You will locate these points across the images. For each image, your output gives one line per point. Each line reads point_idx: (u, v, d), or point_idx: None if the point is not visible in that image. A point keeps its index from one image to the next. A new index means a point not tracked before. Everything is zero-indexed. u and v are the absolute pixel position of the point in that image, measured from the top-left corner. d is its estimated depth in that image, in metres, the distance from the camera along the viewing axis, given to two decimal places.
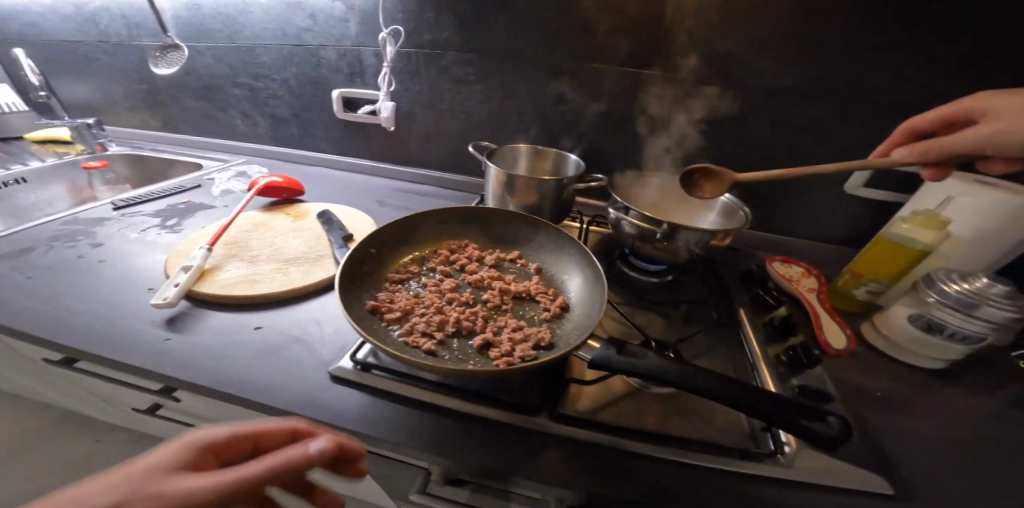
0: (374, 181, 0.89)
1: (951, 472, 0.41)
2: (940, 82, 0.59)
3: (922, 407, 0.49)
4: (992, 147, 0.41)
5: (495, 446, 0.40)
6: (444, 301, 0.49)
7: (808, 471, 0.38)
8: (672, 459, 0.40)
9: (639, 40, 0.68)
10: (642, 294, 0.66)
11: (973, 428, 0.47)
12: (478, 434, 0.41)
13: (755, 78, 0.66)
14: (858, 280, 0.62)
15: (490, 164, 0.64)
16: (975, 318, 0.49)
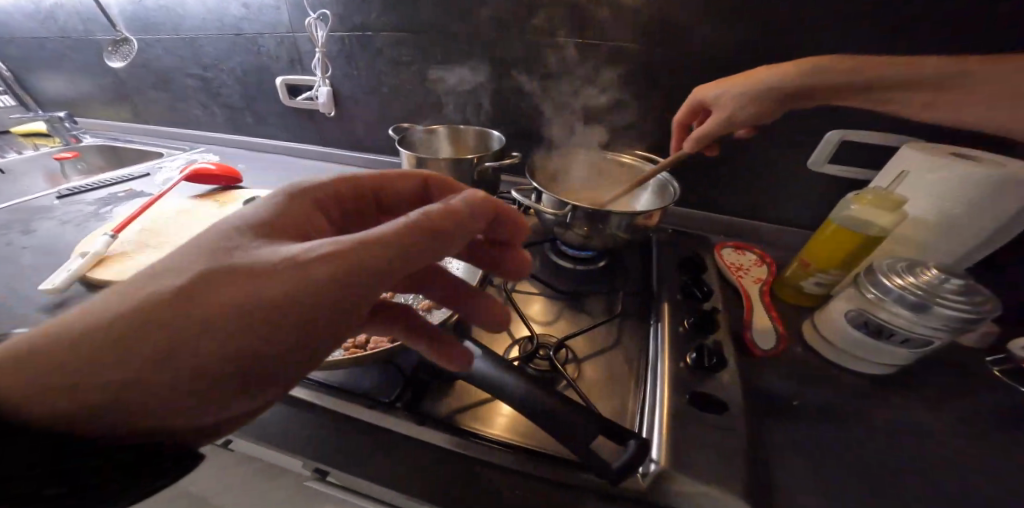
0: (325, 166, 0.91)
1: (843, 501, 0.36)
2: (898, 42, 0.51)
3: (843, 423, 0.43)
4: (775, 83, 0.50)
5: (340, 442, 0.39)
6: None
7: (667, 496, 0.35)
8: (520, 472, 0.37)
9: (565, 11, 0.62)
10: (565, 284, 0.62)
11: (898, 451, 0.41)
12: (327, 431, 0.40)
13: (694, 48, 0.59)
14: (806, 269, 0.54)
15: (401, 148, 0.60)
16: (918, 317, 0.41)
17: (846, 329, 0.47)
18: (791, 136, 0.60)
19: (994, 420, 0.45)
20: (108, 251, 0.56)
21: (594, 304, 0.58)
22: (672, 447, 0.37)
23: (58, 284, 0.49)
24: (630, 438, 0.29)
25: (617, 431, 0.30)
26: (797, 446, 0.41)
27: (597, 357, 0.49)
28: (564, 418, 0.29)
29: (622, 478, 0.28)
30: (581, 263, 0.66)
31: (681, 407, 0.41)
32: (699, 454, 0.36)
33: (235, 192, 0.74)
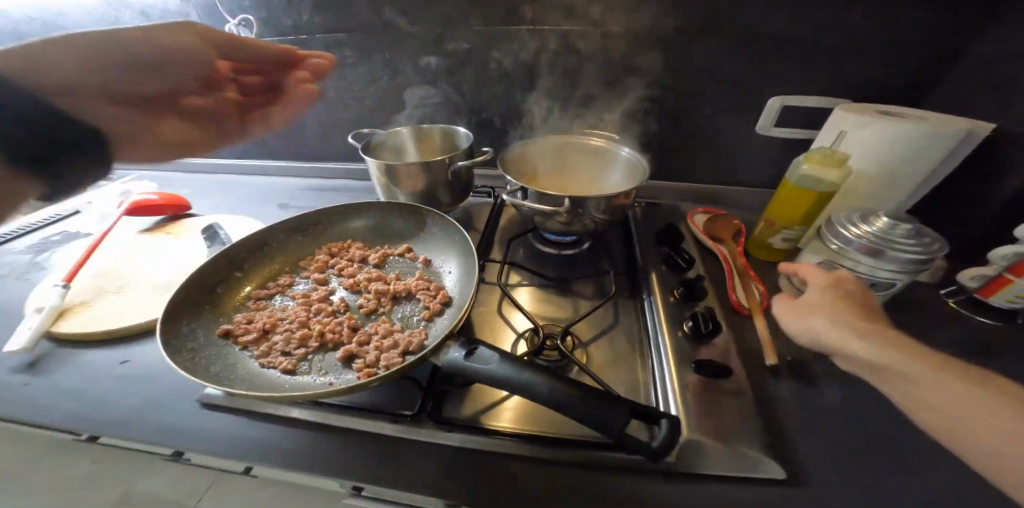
0: (279, 181, 0.84)
1: (841, 434, 0.40)
2: (815, 10, 0.55)
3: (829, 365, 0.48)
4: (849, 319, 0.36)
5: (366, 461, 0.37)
6: (312, 312, 0.44)
7: (692, 464, 0.36)
8: (550, 461, 0.36)
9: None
10: (553, 271, 0.62)
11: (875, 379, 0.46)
12: (356, 450, 0.38)
13: (634, 28, 0.62)
14: (772, 227, 0.59)
15: (368, 159, 0.58)
16: (875, 261, 0.46)
17: None
18: (737, 104, 0.65)
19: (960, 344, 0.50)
20: (66, 303, 0.48)
21: (587, 287, 0.59)
22: (692, 418, 0.38)
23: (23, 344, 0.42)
24: (663, 418, 0.32)
25: (651, 411, 0.31)
26: (794, 393, 0.44)
27: (600, 337, 0.51)
28: (599, 410, 0.31)
29: (661, 454, 0.31)
30: (569, 249, 0.66)
31: (692, 377, 0.43)
32: (719, 420, 0.38)
33: (186, 222, 0.68)
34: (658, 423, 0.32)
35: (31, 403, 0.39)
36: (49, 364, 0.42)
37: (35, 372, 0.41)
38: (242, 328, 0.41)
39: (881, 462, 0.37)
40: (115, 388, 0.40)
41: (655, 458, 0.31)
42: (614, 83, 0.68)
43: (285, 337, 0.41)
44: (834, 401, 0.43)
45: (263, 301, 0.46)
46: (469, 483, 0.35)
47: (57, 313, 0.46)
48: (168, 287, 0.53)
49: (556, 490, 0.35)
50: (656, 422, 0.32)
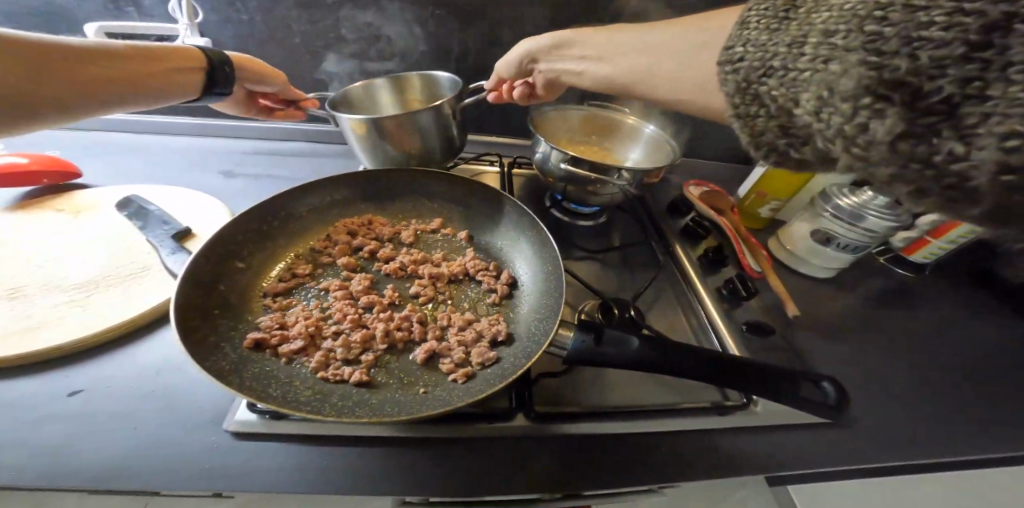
0: (207, 142, 0.62)
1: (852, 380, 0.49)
2: None
3: (823, 321, 0.57)
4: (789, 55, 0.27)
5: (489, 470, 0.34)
6: (360, 307, 0.36)
7: (771, 415, 0.42)
8: (658, 433, 0.39)
9: None
10: (581, 243, 0.61)
11: (853, 329, 0.57)
12: (461, 459, 0.34)
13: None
14: (763, 199, 0.66)
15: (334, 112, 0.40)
16: (861, 228, 0.55)
17: (809, 243, 0.60)
18: None
19: (889, 291, 0.65)
20: None
21: (618, 257, 0.59)
22: None
23: None
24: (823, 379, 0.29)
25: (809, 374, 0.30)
26: (812, 348, 0.52)
27: (650, 306, 0.52)
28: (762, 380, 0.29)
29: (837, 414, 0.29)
30: (586, 219, 0.65)
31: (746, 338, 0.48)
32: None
33: (79, 193, 0.48)
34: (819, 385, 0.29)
35: None
36: None
37: None
38: (277, 336, 0.31)
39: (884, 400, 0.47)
40: (75, 426, 0.30)
41: (833, 421, 0.29)
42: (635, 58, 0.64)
43: (342, 342, 0.32)
44: (836, 350, 0.53)
45: (285, 297, 0.35)
46: (593, 474, 0.35)
47: None
48: (98, 292, 0.39)
49: (678, 457, 0.38)
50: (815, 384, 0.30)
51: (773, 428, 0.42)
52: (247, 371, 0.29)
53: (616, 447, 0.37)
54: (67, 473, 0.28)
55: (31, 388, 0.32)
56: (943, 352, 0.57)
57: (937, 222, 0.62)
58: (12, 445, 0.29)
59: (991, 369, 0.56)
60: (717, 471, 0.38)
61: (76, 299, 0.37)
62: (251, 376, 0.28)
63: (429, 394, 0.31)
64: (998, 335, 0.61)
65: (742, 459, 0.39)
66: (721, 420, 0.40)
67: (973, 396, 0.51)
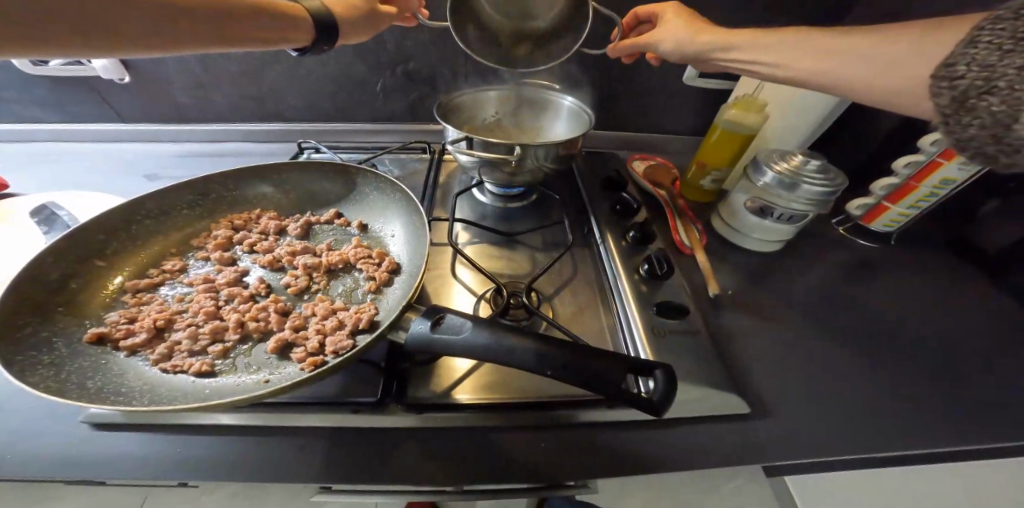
0: (139, 148, 0.64)
1: (777, 364, 0.46)
2: None
3: (761, 301, 0.53)
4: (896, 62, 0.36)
5: (349, 464, 0.34)
6: (220, 300, 0.36)
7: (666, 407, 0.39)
8: (539, 425, 0.38)
9: None
10: (505, 226, 0.59)
11: (793, 309, 0.53)
12: (322, 452, 0.35)
13: None
14: (703, 170, 0.62)
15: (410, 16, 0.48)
16: (793, 196, 0.50)
17: (745, 216, 0.56)
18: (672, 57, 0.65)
19: (849, 267, 0.60)
20: None
21: (541, 239, 0.57)
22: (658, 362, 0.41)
23: None
24: (655, 368, 0.28)
25: (643, 363, 0.28)
26: (739, 329, 0.49)
27: (562, 290, 0.50)
28: (589, 366, 0.27)
29: (660, 408, 0.27)
30: (515, 201, 0.63)
31: (657, 320, 0.45)
32: (689, 360, 0.42)
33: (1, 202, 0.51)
34: (650, 373, 0.28)
35: None
36: None
37: None
38: (121, 329, 0.32)
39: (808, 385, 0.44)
40: None
41: (654, 416, 0.27)
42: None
43: (189, 334, 0.32)
44: (769, 331, 0.50)
45: (146, 292, 0.35)
46: (457, 465, 0.35)
47: None
48: None
49: (555, 452, 0.37)
50: (649, 375, 0.28)
51: (670, 421, 0.39)
52: (74, 366, 0.29)
53: (489, 441, 0.37)
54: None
55: None
56: (898, 333, 0.52)
57: (896, 184, 0.57)
58: None
59: (953, 348, 0.51)
60: (595, 466, 0.36)
61: None
62: (76, 370, 0.29)
63: (269, 383, 0.31)
64: (972, 311, 0.55)
65: (627, 451, 0.37)
66: (609, 413, 0.39)
67: (924, 381, 0.46)
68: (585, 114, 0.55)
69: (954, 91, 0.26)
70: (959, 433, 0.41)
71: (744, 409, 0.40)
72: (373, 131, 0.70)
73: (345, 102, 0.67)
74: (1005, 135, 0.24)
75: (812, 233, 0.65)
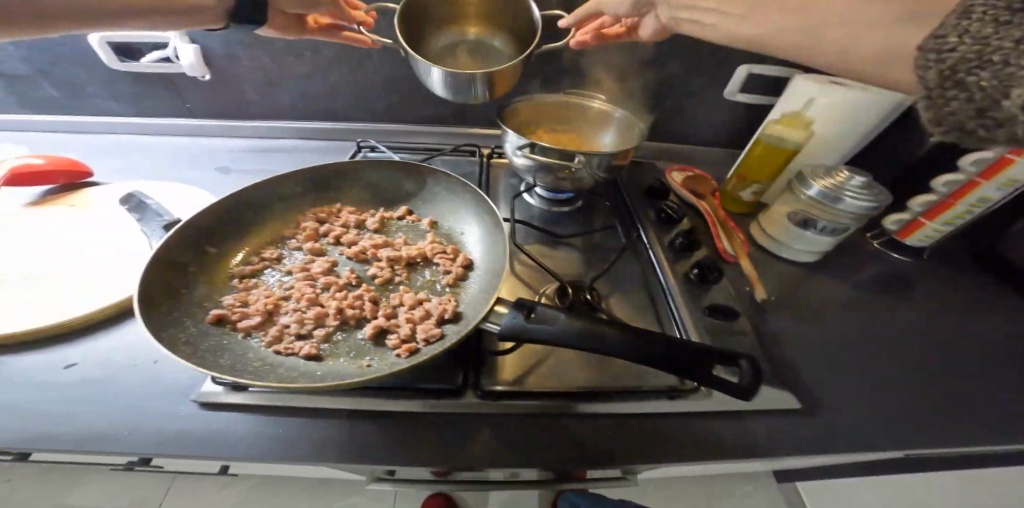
0: (206, 142, 0.67)
1: (823, 367, 0.48)
2: None
3: (803, 307, 0.56)
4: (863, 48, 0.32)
5: (433, 444, 0.37)
6: (318, 288, 0.39)
7: (726, 401, 0.42)
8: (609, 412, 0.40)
9: None
10: (555, 228, 0.61)
11: (834, 316, 0.55)
12: (410, 432, 0.37)
13: None
14: (744, 182, 0.64)
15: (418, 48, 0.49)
16: (837, 210, 0.53)
17: (786, 227, 0.59)
18: (716, 72, 0.68)
19: (883, 278, 0.63)
20: None
21: (591, 242, 0.60)
22: None
23: None
24: (741, 357, 0.31)
25: (729, 353, 0.31)
26: (785, 333, 0.51)
27: (616, 290, 0.52)
28: (680, 355, 0.30)
29: (750, 394, 0.30)
30: (562, 205, 0.66)
31: (710, 322, 0.48)
32: None
33: (87, 190, 0.54)
34: (736, 362, 0.31)
35: None
36: None
37: None
38: (237, 312, 0.35)
39: (853, 388, 0.46)
40: (56, 397, 0.35)
41: (744, 400, 0.30)
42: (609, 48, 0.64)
43: (296, 319, 0.35)
44: (813, 335, 0.52)
45: (251, 279, 0.38)
46: (534, 448, 0.38)
47: None
48: (95, 277, 0.43)
49: (627, 440, 0.39)
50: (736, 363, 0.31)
51: (729, 416, 0.42)
52: (202, 344, 0.32)
53: (559, 428, 0.39)
54: (48, 437, 0.32)
55: (36, 361, 0.37)
56: (933, 342, 0.54)
57: (934, 201, 0.59)
58: (15, 409, 0.34)
59: (989, 359, 0.53)
60: (657, 453, 0.39)
61: (81, 285, 0.42)
62: (204, 348, 0.32)
63: (371, 367, 0.34)
64: (1005, 325, 0.58)
65: (692, 441, 0.40)
66: (673, 404, 0.41)
67: (962, 389, 0.48)
68: (638, 131, 0.57)
69: (943, 66, 0.26)
70: (999, 432, 0.44)
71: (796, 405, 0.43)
72: (424, 132, 0.73)
73: (401, 105, 0.71)
74: (990, 111, 0.25)
75: (847, 245, 0.67)
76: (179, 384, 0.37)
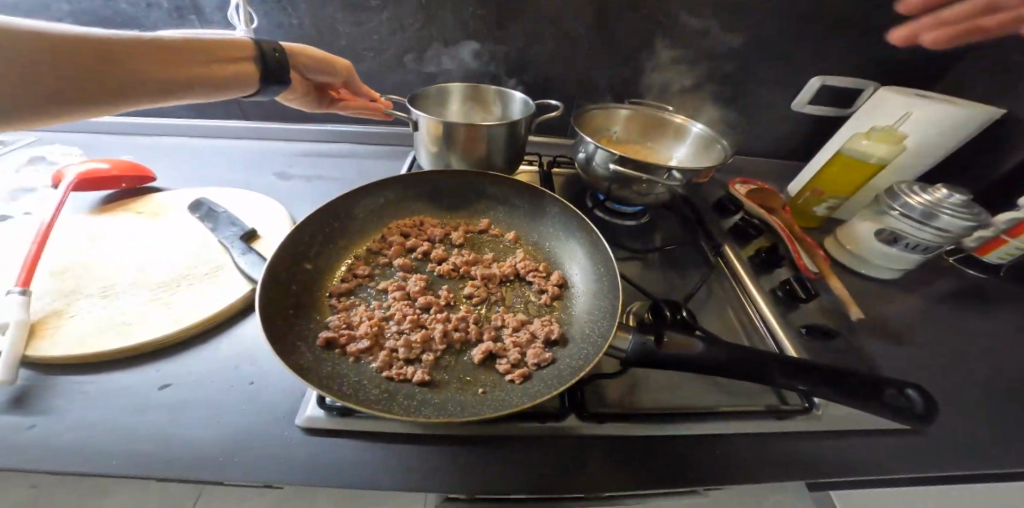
0: (260, 144, 0.66)
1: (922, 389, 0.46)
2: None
3: (889, 325, 0.54)
4: None
5: (541, 471, 0.34)
6: (418, 308, 0.37)
7: (836, 422, 0.40)
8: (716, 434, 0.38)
9: None
10: (625, 241, 0.60)
11: (921, 335, 0.53)
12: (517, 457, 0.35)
13: None
14: (819, 197, 0.62)
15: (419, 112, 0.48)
16: (932, 229, 0.51)
17: (870, 244, 0.57)
18: (787, 82, 0.66)
19: (961, 296, 0.61)
20: (33, 315, 0.38)
21: (664, 256, 0.57)
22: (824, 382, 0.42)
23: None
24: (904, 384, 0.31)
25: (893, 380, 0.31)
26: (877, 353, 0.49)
27: (701, 307, 0.50)
28: (843, 384, 0.30)
29: (927, 420, 0.29)
30: (628, 218, 0.63)
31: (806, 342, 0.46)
32: None
33: (154, 195, 0.53)
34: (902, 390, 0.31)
35: (47, 457, 0.30)
36: (52, 402, 0.33)
37: (37, 414, 0.32)
38: (345, 335, 0.33)
39: (958, 413, 0.44)
40: (154, 419, 0.33)
41: (921, 427, 0.30)
42: (677, 57, 0.63)
43: (404, 342, 0.33)
44: (904, 355, 0.50)
45: (348, 298, 0.37)
46: (646, 473, 0.35)
47: (27, 330, 0.36)
48: (177, 289, 0.42)
49: (740, 462, 0.37)
50: (900, 392, 0.31)
51: (841, 441, 0.40)
52: (316, 369, 0.30)
53: (668, 450, 0.37)
54: (157, 465, 0.30)
55: (124, 380, 0.36)
56: None
57: (1017, 219, 0.57)
58: (112, 432, 0.32)
59: None
60: (772, 476, 0.36)
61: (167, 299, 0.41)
62: (319, 375, 0.30)
63: (488, 395, 0.32)
64: None
65: (806, 465, 0.38)
66: (779, 424, 0.39)
67: None
68: (720, 147, 0.54)
69: None
70: None
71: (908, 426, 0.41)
72: None
73: None
74: None
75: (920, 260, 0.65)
76: (276, 405, 0.36)
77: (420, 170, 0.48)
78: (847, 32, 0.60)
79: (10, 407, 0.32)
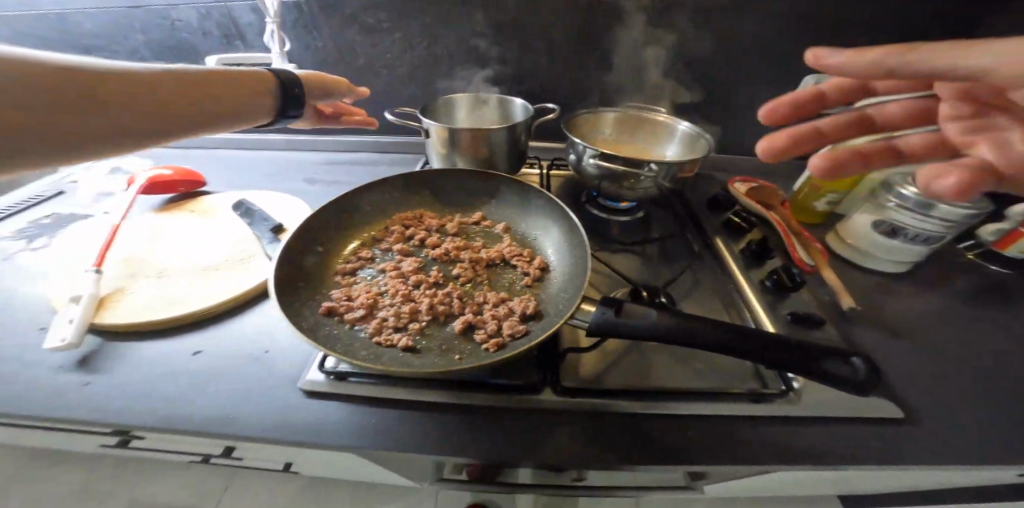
0: (291, 154, 0.74)
1: (923, 376, 0.45)
2: None
3: (893, 316, 0.52)
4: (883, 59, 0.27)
5: (512, 436, 0.37)
6: (410, 285, 0.41)
7: (819, 405, 0.39)
8: (688, 412, 0.38)
9: None
10: (619, 236, 0.62)
11: (929, 326, 0.51)
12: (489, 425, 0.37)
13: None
14: (818, 192, 0.62)
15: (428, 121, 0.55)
16: (931, 218, 0.50)
17: (870, 236, 0.56)
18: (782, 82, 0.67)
19: (981, 290, 0.58)
20: (101, 291, 0.45)
21: (656, 250, 0.59)
22: None
23: (70, 339, 0.39)
24: (851, 355, 0.31)
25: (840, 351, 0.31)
26: (875, 342, 0.48)
27: (688, 296, 0.51)
28: (781, 352, 0.30)
29: (864, 389, 0.29)
30: (623, 216, 0.66)
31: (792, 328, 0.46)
32: None
33: (202, 197, 0.62)
34: (847, 360, 0.30)
35: (103, 402, 0.36)
36: (109, 360, 0.40)
37: (97, 370, 0.39)
38: (344, 305, 0.38)
39: (961, 400, 0.42)
40: (189, 377, 0.39)
41: (857, 395, 0.30)
42: (668, 62, 0.66)
43: (394, 313, 0.38)
44: (907, 345, 0.49)
45: (350, 276, 0.42)
46: (614, 445, 0.36)
47: (96, 302, 0.44)
48: (214, 273, 0.49)
49: (713, 440, 0.36)
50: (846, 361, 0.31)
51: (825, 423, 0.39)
52: (316, 331, 0.35)
53: (638, 425, 0.37)
54: (185, 413, 0.36)
55: (167, 346, 0.42)
56: None
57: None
58: (156, 385, 0.38)
59: None
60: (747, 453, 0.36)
61: (206, 280, 0.48)
62: (319, 335, 0.35)
63: (464, 359, 0.35)
64: None
65: (787, 447, 0.36)
66: (758, 407, 0.39)
67: None
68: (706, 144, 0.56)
69: None
70: None
71: (898, 414, 0.39)
72: None
73: None
74: None
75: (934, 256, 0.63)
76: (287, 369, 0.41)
77: (422, 169, 0.53)
78: (838, 31, 0.61)
79: (79, 363, 0.39)
